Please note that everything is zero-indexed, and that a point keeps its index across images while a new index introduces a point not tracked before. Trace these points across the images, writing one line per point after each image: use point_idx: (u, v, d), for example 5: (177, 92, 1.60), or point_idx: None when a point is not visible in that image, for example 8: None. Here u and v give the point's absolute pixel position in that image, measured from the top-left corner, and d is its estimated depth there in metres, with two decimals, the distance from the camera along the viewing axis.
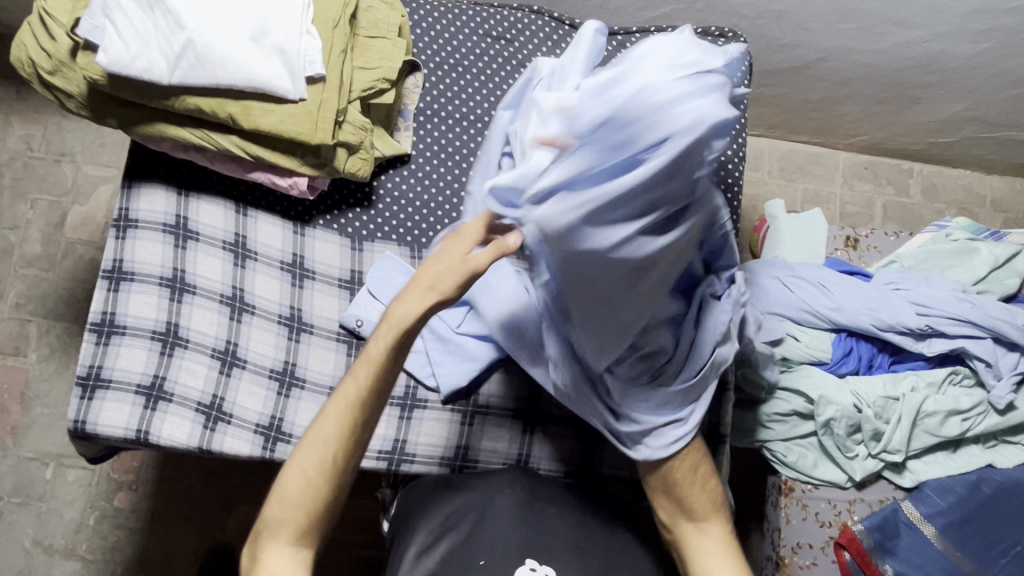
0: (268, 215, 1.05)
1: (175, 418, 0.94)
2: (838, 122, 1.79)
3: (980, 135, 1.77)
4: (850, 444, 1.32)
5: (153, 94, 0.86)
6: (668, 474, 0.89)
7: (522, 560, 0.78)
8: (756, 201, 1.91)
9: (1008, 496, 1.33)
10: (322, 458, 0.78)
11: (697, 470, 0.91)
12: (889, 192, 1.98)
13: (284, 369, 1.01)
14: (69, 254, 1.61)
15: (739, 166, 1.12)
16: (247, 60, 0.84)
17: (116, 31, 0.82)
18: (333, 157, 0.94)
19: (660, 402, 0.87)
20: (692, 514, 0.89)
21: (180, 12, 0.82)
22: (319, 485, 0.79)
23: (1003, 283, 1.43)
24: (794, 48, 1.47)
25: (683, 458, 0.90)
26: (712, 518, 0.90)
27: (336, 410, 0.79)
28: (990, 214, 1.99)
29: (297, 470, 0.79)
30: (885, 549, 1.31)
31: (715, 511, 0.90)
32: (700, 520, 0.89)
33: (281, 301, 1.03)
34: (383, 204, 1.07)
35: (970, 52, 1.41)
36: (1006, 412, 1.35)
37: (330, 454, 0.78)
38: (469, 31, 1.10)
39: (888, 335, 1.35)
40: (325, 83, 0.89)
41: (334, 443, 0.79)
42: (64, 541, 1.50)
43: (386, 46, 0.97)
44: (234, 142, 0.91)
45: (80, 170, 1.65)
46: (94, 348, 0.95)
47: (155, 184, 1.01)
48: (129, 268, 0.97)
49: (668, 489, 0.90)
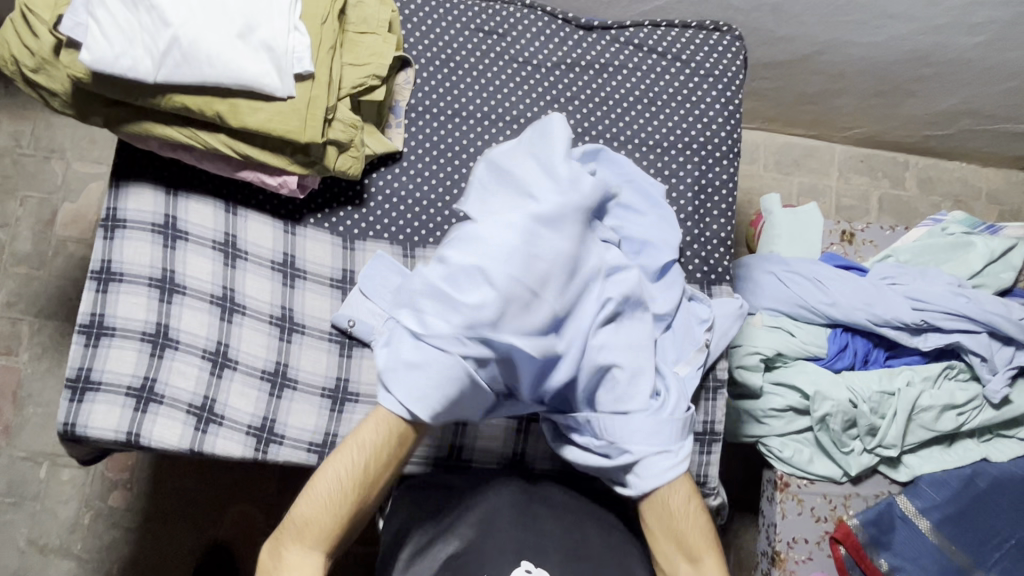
0: (258, 214, 1.03)
1: (166, 420, 0.93)
2: (833, 115, 1.78)
3: (976, 128, 1.76)
4: (845, 439, 1.32)
5: (139, 92, 0.85)
6: (661, 503, 0.88)
7: (517, 563, 0.79)
8: (752, 194, 1.90)
9: (1002, 489, 1.33)
10: (355, 466, 0.83)
11: (691, 504, 0.89)
12: (885, 184, 1.97)
13: (276, 370, 1.00)
14: (60, 253, 1.60)
15: (734, 162, 1.10)
16: (234, 57, 0.83)
17: (99, 29, 0.80)
18: (323, 155, 0.93)
19: (650, 431, 0.89)
20: (686, 546, 0.87)
21: (164, 8, 0.81)
22: (349, 492, 0.82)
23: (999, 277, 1.43)
24: (790, 41, 1.45)
25: (676, 491, 0.88)
26: (707, 552, 0.87)
27: (376, 423, 0.85)
28: (985, 206, 1.98)
29: (331, 472, 0.82)
30: (881, 543, 1.31)
31: (709, 546, 0.87)
32: (696, 556, 0.86)
33: (272, 301, 1.01)
34: (374, 203, 1.06)
35: (967, 44, 1.40)
36: (1001, 406, 1.35)
37: (363, 464, 0.83)
38: (460, 26, 1.09)
39: (884, 330, 1.34)
40: (314, 80, 0.88)
41: (368, 454, 0.83)
42: (59, 540, 1.49)
43: (376, 42, 0.96)
44: (222, 141, 0.90)
45: (70, 167, 1.63)
46: (83, 350, 0.94)
47: (143, 183, 0.99)
48: (118, 268, 0.96)
49: (660, 520, 0.88)
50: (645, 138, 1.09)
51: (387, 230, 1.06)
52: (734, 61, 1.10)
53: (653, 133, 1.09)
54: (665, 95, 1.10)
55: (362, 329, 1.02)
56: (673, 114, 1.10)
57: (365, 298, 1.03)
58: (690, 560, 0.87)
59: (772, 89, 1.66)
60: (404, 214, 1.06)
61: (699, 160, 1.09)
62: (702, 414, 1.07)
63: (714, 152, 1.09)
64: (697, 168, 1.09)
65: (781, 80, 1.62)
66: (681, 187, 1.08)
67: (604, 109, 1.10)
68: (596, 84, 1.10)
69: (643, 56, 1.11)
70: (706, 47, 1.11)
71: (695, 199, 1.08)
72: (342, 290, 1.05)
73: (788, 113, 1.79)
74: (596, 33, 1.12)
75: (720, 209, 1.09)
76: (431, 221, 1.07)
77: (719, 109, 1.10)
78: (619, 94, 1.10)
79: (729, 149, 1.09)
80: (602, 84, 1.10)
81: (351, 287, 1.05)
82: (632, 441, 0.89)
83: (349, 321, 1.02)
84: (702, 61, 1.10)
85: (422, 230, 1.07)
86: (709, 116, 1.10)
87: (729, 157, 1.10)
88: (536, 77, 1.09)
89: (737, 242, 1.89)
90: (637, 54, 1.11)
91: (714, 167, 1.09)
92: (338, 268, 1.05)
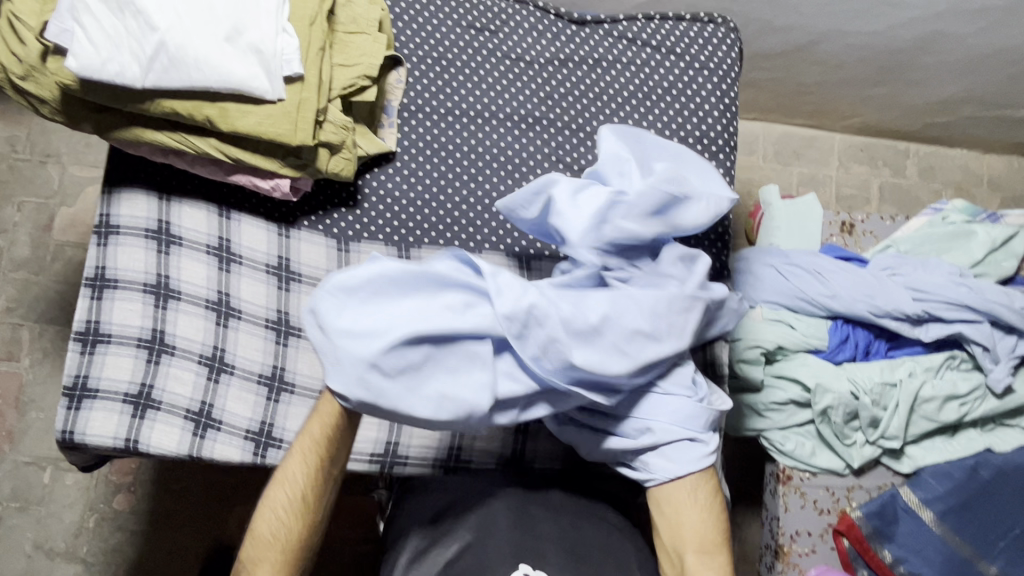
0: (251, 217, 1.03)
1: (163, 426, 0.93)
2: (832, 105, 1.76)
3: (977, 115, 1.74)
4: (847, 431, 1.32)
5: (127, 98, 0.84)
6: (679, 491, 0.87)
7: (516, 567, 0.78)
8: (751, 186, 1.89)
9: (1006, 479, 1.33)
10: (292, 497, 0.80)
11: (709, 498, 0.88)
12: (885, 173, 1.95)
13: (273, 374, 0.99)
14: (58, 257, 1.60)
15: (731, 155, 1.09)
16: (222, 61, 0.82)
17: (85, 35, 0.79)
18: (315, 158, 0.92)
19: (679, 413, 0.86)
20: (698, 538, 0.85)
21: (150, 13, 0.80)
22: (293, 523, 0.79)
23: (1001, 265, 1.42)
24: (787, 30, 1.44)
25: (697, 481, 0.87)
26: (716, 548, 0.85)
27: (302, 451, 0.81)
28: (987, 193, 1.97)
29: (269, 508, 0.80)
30: (884, 535, 1.31)
31: (719, 541, 0.86)
32: (705, 548, 0.85)
33: (268, 305, 1.01)
34: (369, 204, 1.05)
35: (966, 31, 1.39)
36: (1004, 395, 1.34)
37: (299, 493, 0.80)
38: (451, 23, 1.08)
39: (885, 322, 1.33)
40: (304, 83, 0.87)
41: (302, 483, 0.80)
42: (64, 544, 1.49)
43: (366, 42, 0.95)
44: (213, 145, 0.89)
45: (67, 171, 1.63)
46: (79, 357, 0.94)
47: (136, 188, 0.99)
48: (112, 275, 0.96)
49: (674, 507, 0.87)
50: (641, 133, 1.08)
51: (381, 231, 1.06)
52: (728, 54, 1.09)
53: (648, 127, 1.08)
54: (659, 89, 1.09)
55: None
56: (668, 109, 1.08)
57: None
58: (700, 551, 0.85)
59: (770, 79, 1.65)
60: (399, 214, 1.06)
61: (695, 154, 1.08)
62: None
63: (710, 146, 1.08)
64: None
65: (779, 70, 1.60)
66: None
67: (598, 105, 1.09)
68: (590, 79, 1.09)
69: (636, 50, 1.10)
70: (700, 40, 1.10)
71: None
72: None
73: (786, 103, 1.78)
74: (589, 28, 1.11)
75: None
76: (426, 222, 1.06)
77: (715, 102, 1.09)
78: (613, 89, 1.09)
79: (725, 142, 1.09)
80: (595, 79, 1.09)
81: None
82: (656, 422, 0.86)
83: None
84: (696, 54, 1.09)
85: (417, 231, 1.06)
86: (705, 109, 1.08)
87: (725, 150, 1.09)
88: (530, 74, 1.08)
89: (736, 235, 1.88)
90: (630, 48, 1.10)
91: (710, 161, 1.08)
92: (334, 270, 1.05)
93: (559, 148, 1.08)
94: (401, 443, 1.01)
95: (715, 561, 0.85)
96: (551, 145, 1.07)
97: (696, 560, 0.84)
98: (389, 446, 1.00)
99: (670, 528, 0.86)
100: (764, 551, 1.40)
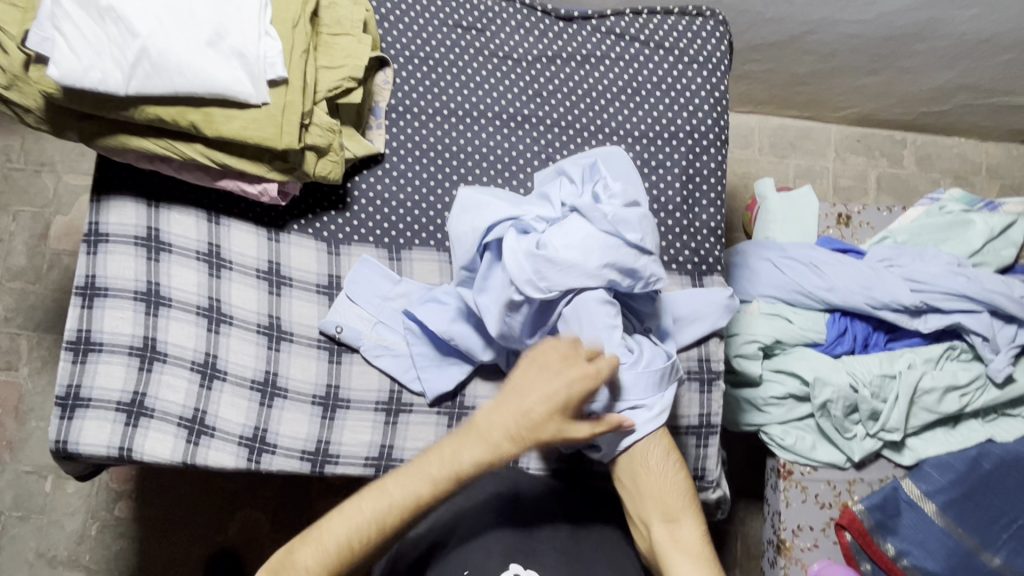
0: (241, 222, 1.02)
1: (157, 434, 0.93)
2: (828, 96, 1.75)
3: (973, 103, 1.73)
4: (847, 425, 1.31)
5: (111, 105, 0.84)
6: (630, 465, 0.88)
7: (506, 566, 0.80)
8: (748, 179, 1.88)
9: (1009, 470, 1.31)
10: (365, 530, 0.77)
11: (665, 466, 0.88)
12: (883, 163, 1.94)
13: (265, 380, 0.99)
14: (55, 266, 1.59)
15: (723, 150, 1.09)
16: (205, 65, 0.81)
17: (66, 42, 0.79)
18: (302, 161, 0.92)
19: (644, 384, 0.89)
20: (660, 505, 0.85)
21: (131, 19, 0.79)
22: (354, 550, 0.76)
23: (999, 254, 1.41)
24: (779, 22, 1.43)
25: (655, 447, 0.89)
26: (682, 513, 0.84)
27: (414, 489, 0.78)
28: (986, 181, 1.96)
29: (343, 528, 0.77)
30: (887, 528, 1.30)
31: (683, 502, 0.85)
32: (670, 516, 0.84)
33: (259, 310, 1.00)
34: (358, 206, 1.05)
35: (959, 18, 1.37)
36: (1004, 385, 1.33)
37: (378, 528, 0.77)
38: (438, 23, 1.07)
39: (883, 313, 1.32)
40: (288, 86, 0.86)
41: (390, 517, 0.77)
42: (67, 553, 1.49)
43: (350, 43, 0.94)
44: (199, 151, 0.89)
45: (61, 180, 1.63)
46: (71, 367, 0.93)
47: (125, 196, 0.98)
48: (102, 283, 0.96)
49: (634, 477, 0.88)
50: (631, 128, 1.07)
51: (372, 233, 1.05)
52: (717, 47, 1.09)
53: (638, 123, 1.07)
54: (649, 83, 1.08)
55: (351, 335, 1.01)
56: (658, 104, 1.08)
57: (352, 303, 1.02)
58: (665, 519, 0.84)
59: (764, 71, 1.64)
60: (388, 217, 1.05)
61: (686, 149, 1.07)
62: (698, 407, 1.05)
63: (701, 140, 1.07)
64: (684, 157, 1.07)
65: (772, 62, 1.59)
66: (668, 178, 1.06)
67: (587, 102, 1.08)
68: (578, 76, 1.08)
69: (625, 45, 1.09)
70: (689, 34, 1.09)
71: (683, 189, 1.06)
72: (329, 296, 1.04)
73: (781, 95, 1.77)
74: (576, 24, 1.10)
75: (709, 198, 1.08)
76: (416, 223, 1.05)
77: (705, 96, 1.08)
78: (602, 85, 1.08)
79: (716, 136, 1.08)
80: (584, 75, 1.08)
81: (338, 292, 1.03)
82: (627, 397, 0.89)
83: (337, 327, 1.01)
84: (685, 48, 1.08)
85: (407, 234, 1.06)
86: (695, 103, 1.08)
87: (716, 144, 1.08)
88: (518, 71, 1.08)
89: (733, 229, 1.87)
90: (618, 44, 1.09)
91: (701, 156, 1.08)
92: (324, 274, 1.04)
93: (549, 146, 1.07)
94: (396, 446, 1.00)
95: (683, 528, 0.83)
96: (542, 142, 1.07)
97: (662, 529, 0.83)
98: (384, 449, 1.00)
99: (633, 499, 0.87)
100: (766, 546, 1.39)
